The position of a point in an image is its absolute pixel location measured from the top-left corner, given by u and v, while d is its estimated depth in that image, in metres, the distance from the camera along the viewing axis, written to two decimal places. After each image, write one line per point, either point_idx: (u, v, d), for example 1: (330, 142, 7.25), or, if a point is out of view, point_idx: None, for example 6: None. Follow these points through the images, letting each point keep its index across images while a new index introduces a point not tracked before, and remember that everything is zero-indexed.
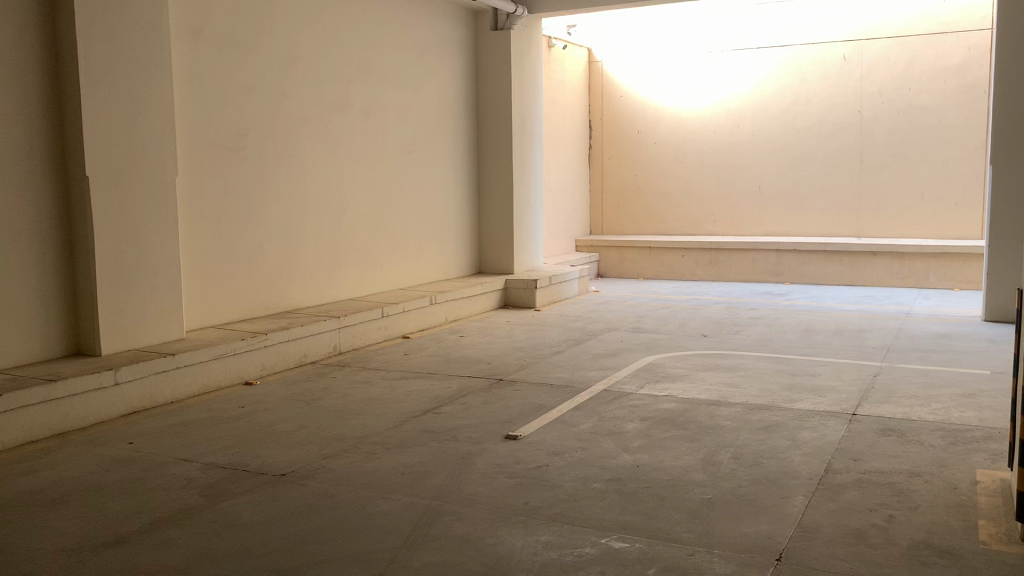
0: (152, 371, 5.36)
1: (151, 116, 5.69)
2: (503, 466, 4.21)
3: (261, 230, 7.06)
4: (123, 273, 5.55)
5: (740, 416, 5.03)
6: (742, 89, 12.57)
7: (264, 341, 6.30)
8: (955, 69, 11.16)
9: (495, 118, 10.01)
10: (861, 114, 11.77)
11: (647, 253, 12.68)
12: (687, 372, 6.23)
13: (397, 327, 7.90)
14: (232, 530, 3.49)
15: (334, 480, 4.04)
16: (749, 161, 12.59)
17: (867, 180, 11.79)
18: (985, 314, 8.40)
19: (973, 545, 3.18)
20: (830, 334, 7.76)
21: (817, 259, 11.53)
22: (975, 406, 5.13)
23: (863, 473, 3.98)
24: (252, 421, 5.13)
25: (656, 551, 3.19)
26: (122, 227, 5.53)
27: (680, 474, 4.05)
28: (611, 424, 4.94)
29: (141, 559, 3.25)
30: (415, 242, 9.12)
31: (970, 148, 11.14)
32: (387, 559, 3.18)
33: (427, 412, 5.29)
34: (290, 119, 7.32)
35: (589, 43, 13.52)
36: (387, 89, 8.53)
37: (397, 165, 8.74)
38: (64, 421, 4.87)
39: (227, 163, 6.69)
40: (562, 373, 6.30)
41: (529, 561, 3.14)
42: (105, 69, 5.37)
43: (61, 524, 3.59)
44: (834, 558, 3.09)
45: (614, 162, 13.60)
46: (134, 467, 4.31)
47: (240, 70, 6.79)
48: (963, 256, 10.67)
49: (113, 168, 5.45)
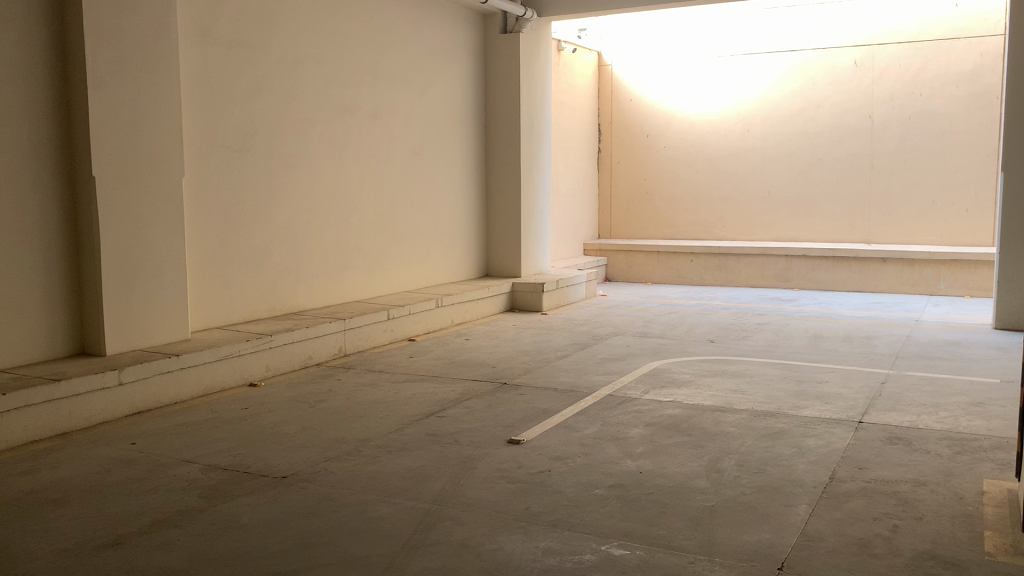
0: (155, 371, 5.37)
1: (159, 117, 5.70)
2: (505, 471, 4.19)
3: (267, 232, 7.06)
4: (128, 273, 5.56)
5: (746, 422, 4.99)
6: (752, 94, 12.52)
7: (268, 342, 6.30)
8: (967, 75, 11.10)
9: (503, 120, 9.99)
10: (871, 119, 11.71)
11: (655, 257, 12.64)
12: (693, 378, 6.19)
13: (403, 329, 7.89)
14: (231, 533, 3.48)
15: (334, 483, 4.03)
16: (758, 166, 12.54)
17: (878, 185, 11.71)
18: (995, 322, 8.36)
19: (978, 556, 3.14)
20: (838, 341, 7.71)
21: (826, 265, 11.46)
22: (983, 415, 5.07)
23: (867, 482, 3.93)
24: (255, 423, 5.12)
25: (657, 558, 3.16)
26: (127, 227, 5.54)
27: (683, 481, 4.02)
28: (615, 429, 4.91)
29: (139, 560, 3.23)
30: (422, 245, 9.11)
31: (982, 154, 11.06)
32: (384, 564, 3.16)
33: (430, 415, 5.27)
34: (298, 121, 7.34)
35: (598, 46, 13.52)
36: (396, 91, 8.54)
37: (406, 167, 8.75)
38: (67, 421, 4.88)
39: (234, 164, 6.70)
40: (566, 377, 6.27)
41: (527, 567, 3.11)
42: (113, 69, 5.38)
43: (60, 524, 3.58)
44: (837, 568, 3.06)
45: (623, 166, 13.58)
46: (135, 468, 4.30)
47: (248, 71, 6.80)
48: (975, 263, 10.58)
49: (121, 167, 5.47)
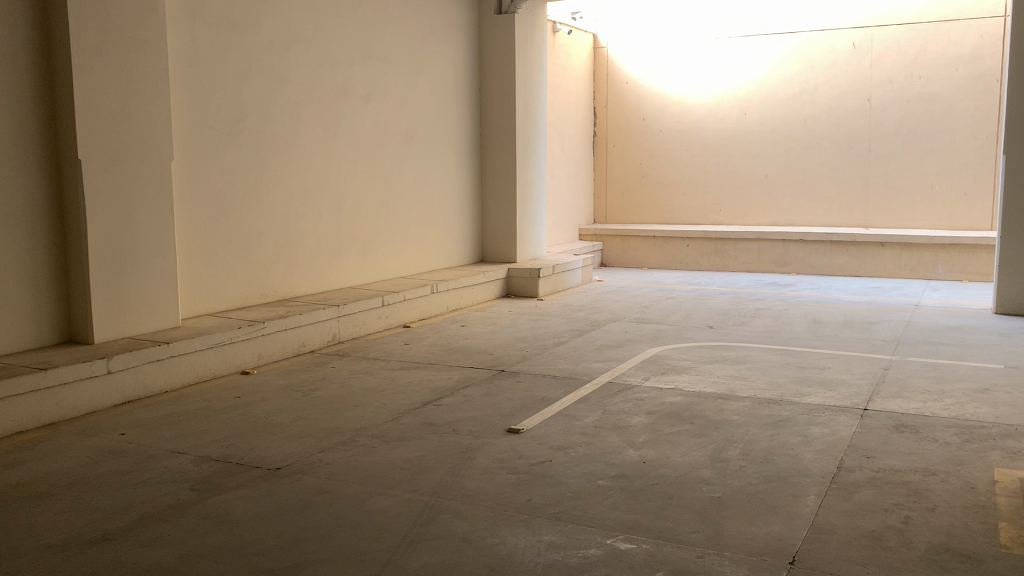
0: (145, 360, 5.24)
1: (147, 99, 5.54)
2: (505, 461, 4.09)
3: (259, 218, 6.92)
4: (116, 259, 5.42)
5: (749, 410, 4.91)
6: (749, 77, 12.37)
7: (261, 329, 6.18)
8: (967, 57, 10.98)
9: (499, 104, 9.84)
10: (870, 102, 11.60)
11: (651, 243, 12.54)
12: (693, 364, 6.10)
13: (398, 316, 7.77)
14: (224, 527, 3.37)
15: (330, 475, 3.93)
16: (755, 151, 12.42)
17: (876, 170, 11.63)
18: (996, 307, 8.30)
19: (993, 549, 3.05)
20: (839, 326, 7.63)
21: (823, 249, 11.38)
22: (989, 401, 5.00)
23: (876, 471, 3.85)
24: (248, 413, 5.00)
25: (664, 552, 3.07)
26: (116, 214, 5.40)
27: (688, 471, 3.92)
28: (616, 417, 4.81)
29: (127, 557, 3.11)
30: (417, 230, 8.98)
31: (981, 137, 10.98)
32: (383, 560, 3.06)
33: (427, 404, 5.16)
34: (290, 104, 7.18)
35: (594, 28, 13.33)
36: (389, 73, 8.37)
37: (398, 152, 8.59)
38: (55, 411, 4.76)
39: (225, 148, 6.55)
40: (565, 364, 6.16)
41: (531, 562, 3.02)
42: (98, 48, 5.21)
43: (46, 520, 3.46)
44: (850, 562, 2.96)
45: (619, 150, 13.45)
46: (125, 460, 4.18)
47: (238, 52, 6.64)
48: (974, 247, 10.51)
49: (109, 153, 5.32)
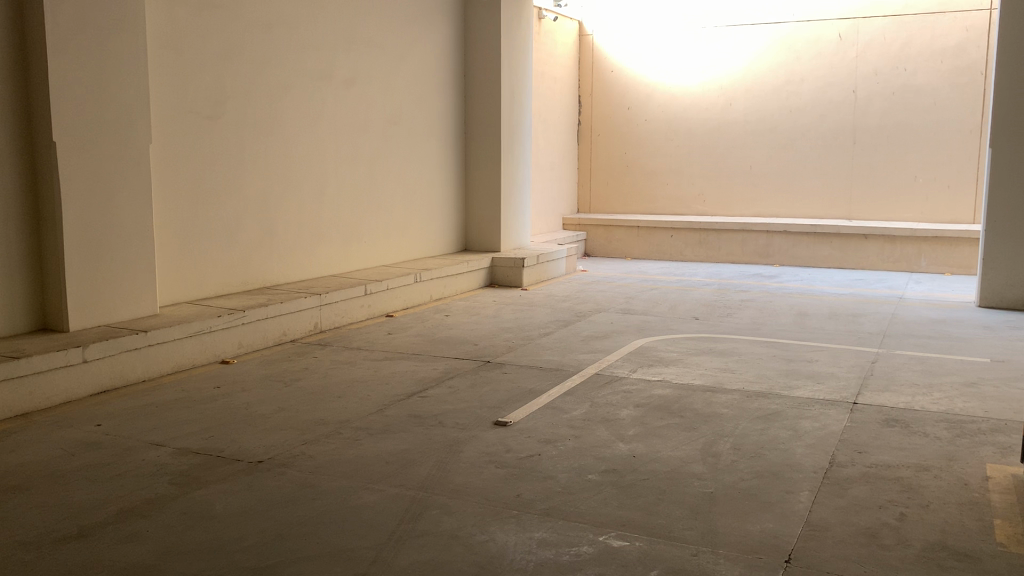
0: (121, 349, 5.10)
1: (125, 81, 5.37)
2: (494, 455, 4.01)
3: (240, 203, 6.78)
4: (92, 245, 5.27)
5: (739, 403, 4.86)
6: (734, 67, 12.32)
7: (241, 318, 6.04)
8: (952, 50, 10.98)
9: (483, 91, 9.72)
10: (854, 93, 11.60)
11: (634, 233, 12.49)
12: (681, 356, 6.05)
13: (380, 305, 7.66)
14: (205, 523, 3.26)
15: (314, 469, 3.83)
16: (740, 141, 12.37)
17: (860, 162, 11.64)
18: (980, 300, 8.33)
19: (990, 547, 3.01)
20: (824, 318, 7.60)
21: (807, 241, 11.38)
22: (978, 396, 4.98)
23: (869, 467, 3.81)
24: (228, 404, 4.87)
25: (658, 551, 3.00)
26: (92, 194, 5.23)
27: (678, 466, 3.87)
28: (604, 410, 4.75)
29: (103, 555, 3.00)
30: (401, 218, 8.87)
31: (966, 130, 10.99)
32: (370, 558, 2.96)
33: (412, 396, 5.06)
34: (272, 88, 7.03)
35: (580, 15, 13.22)
36: (373, 58, 8.23)
37: (382, 138, 8.47)
38: (28, 401, 4.62)
39: (205, 132, 6.40)
40: (551, 356, 6.08)
41: (523, 561, 2.94)
42: (72, 29, 5.03)
43: (19, 515, 3.33)
44: (846, 561, 2.92)
45: (603, 139, 13.37)
46: (101, 452, 4.06)
47: (220, 33, 6.47)
48: (956, 240, 10.56)
49: (86, 134, 5.16)
